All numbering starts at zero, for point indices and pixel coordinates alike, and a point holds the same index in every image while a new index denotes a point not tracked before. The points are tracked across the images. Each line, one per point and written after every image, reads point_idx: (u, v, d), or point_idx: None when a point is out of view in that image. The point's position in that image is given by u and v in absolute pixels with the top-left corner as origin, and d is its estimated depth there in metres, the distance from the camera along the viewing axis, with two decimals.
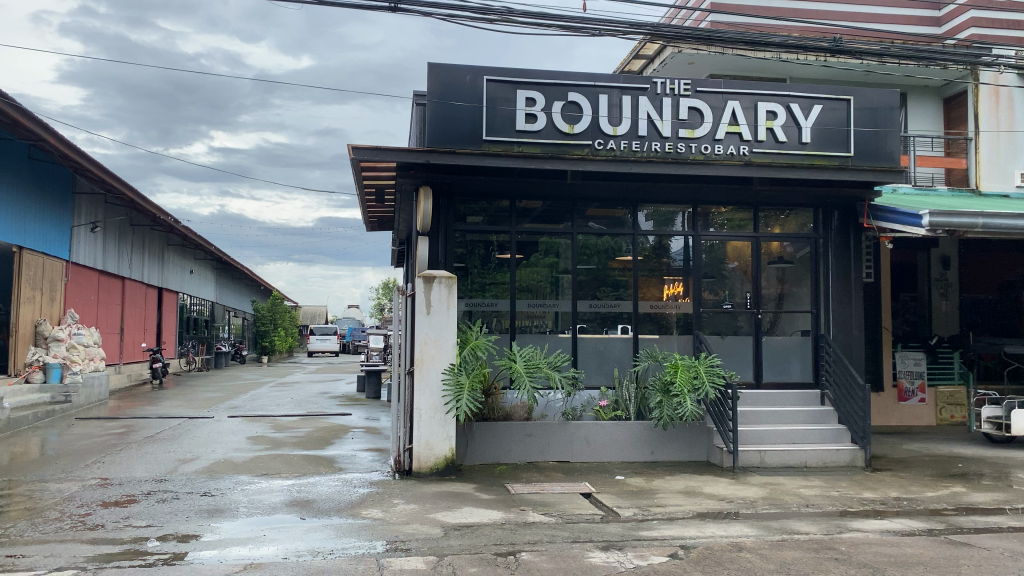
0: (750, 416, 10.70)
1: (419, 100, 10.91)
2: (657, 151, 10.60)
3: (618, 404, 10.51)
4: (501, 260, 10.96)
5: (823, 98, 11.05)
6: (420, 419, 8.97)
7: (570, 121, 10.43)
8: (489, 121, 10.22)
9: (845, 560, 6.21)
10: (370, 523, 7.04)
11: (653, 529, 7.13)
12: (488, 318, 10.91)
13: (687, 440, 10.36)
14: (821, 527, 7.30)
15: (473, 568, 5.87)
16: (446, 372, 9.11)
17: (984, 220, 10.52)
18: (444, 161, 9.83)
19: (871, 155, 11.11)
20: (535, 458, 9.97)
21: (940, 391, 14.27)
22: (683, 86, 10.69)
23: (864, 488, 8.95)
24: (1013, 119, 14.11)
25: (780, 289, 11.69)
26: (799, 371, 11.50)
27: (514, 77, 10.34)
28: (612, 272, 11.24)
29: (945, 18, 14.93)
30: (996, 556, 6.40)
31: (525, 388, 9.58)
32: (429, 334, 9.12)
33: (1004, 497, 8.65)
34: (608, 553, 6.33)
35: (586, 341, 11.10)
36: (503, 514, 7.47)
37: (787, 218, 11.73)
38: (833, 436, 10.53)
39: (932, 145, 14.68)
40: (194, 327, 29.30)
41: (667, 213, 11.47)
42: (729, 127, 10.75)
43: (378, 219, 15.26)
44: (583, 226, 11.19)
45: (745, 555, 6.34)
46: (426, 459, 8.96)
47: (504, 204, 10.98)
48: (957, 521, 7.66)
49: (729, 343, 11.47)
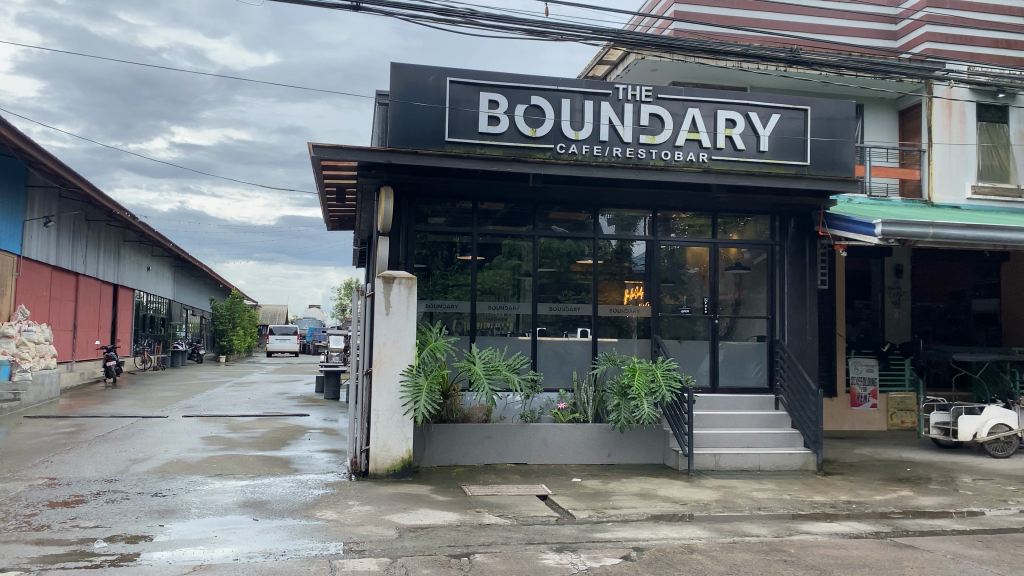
0: (705, 420, 10.85)
1: (381, 99, 10.88)
2: (618, 157, 10.63)
3: (576, 407, 10.58)
4: (463, 262, 10.94)
5: (781, 107, 11.23)
6: (378, 420, 8.92)
7: (532, 124, 10.46)
8: (451, 122, 10.21)
9: (793, 562, 6.32)
10: (324, 525, 6.99)
11: (607, 531, 7.20)
12: (448, 319, 10.87)
13: (643, 443, 10.46)
14: (772, 530, 7.42)
15: (426, 570, 5.87)
16: (404, 373, 9.07)
17: (935, 230, 10.72)
18: (405, 161, 9.83)
19: (827, 164, 11.31)
20: (494, 460, 9.99)
21: (891, 396, 14.49)
22: (644, 93, 10.80)
23: (815, 491, 9.10)
24: (965, 131, 14.50)
25: (737, 295, 11.84)
26: (754, 376, 11.68)
27: (477, 78, 10.35)
28: (574, 275, 11.31)
29: (902, 33, 15.35)
30: (939, 557, 6.58)
31: (483, 389, 9.58)
32: (389, 335, 9.07)
33: (949, 500, 8.87)
34: (562, 555, 6.37)
35: (546, 343, 11.15)
36: (458, 515, 7.48)
37: (745, 225, 11.89)
38: (786, 440, 10.71)
39: (887, 156, 14.95)
40: (150, 325, 28.76)
41: (629, 218, 11.57)
42: (689, 135, 10.89)
43: (340, 219, 15.25)
44: (545, 230, 11.23)
45: (698, 557, 6.42)
46: (384, 460, 8.92)
47: (467, 206, 10.98)
48: (903, 524, 7.83)
49: (686, 347, 11.59)
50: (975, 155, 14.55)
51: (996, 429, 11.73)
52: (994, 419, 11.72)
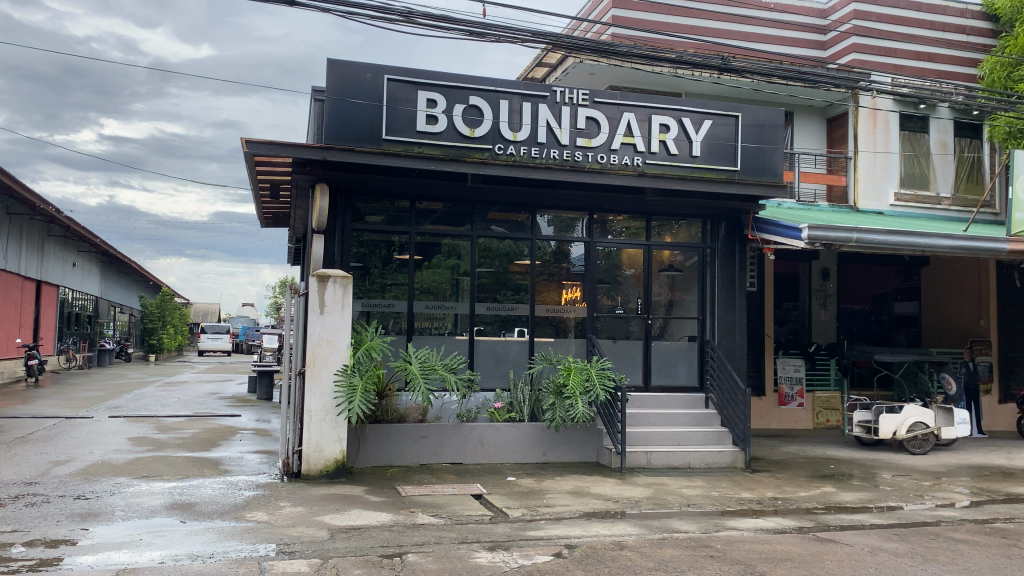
0: (639, 419, 11.02)
1: (318, 95, 10.76)
2: (555, 159, 10.74)
3: (513, 406, 10.65)
4: (400, 261, 10.90)
5: (714, 114, 11.49)
6: (311, 420, 8.83)
7: (471, 124, 10.48)
8: (388, 121, 10.16)
9: (719, 557, 6.49)
10: (254, 527, 6.90)
11: (539, 529, 7.27)
12: (385, 319, 10.81)
13: (577, 441, 10.59)
14: (700, 526, 7.59)
15: (357, 570, 5.85)
16: (339, 373, 9.01)
17: (858, 236, 11.08)
18: (342, 159, 9.78)
19: (757, 170, 11.60)
20: (429, 460, 9.98)
21: (817, 396, 14.94)
22: (581, 96, 10.93)
23: (743, 488, 9.35)
24: (888, 140, 15.08)
25: (670, 296, 12.06)
26: (686, 375, 11.93)
27: (414, 77, 10.31)
28: (513, 275, 11.38)
29: (830, 42, 15.84)
30: (857, 550, 6.83)
31: (419, 389, 9.56)
32: (323, 335, 8.99)
33: (869, 496, 9.21)
34: (494, 553, 6.42)
35: (483, 342, 11.18)
36: (392, 515, 7.46)
37: (678, 228, 12.13)
38: (715, 438, 10.95)
39: (815, 162, 15.45)
40: (76, 323, 27.86)
41: (568, 220, 11.69)
42: (624, 138, 11.06)
43: (274, 217, 15.02)
44: (484, 230, 11.26)
45: (627, 553, 6.53)
46: (316, 461, 8.84)
47: (404, 204, 10.93)
48: (825, 519, 8.11)
49: (621, 347, 11.77)
50: (898, 163, 15.13)
51: (914, 427, 12.25)
52: (912, 418, 12.22)
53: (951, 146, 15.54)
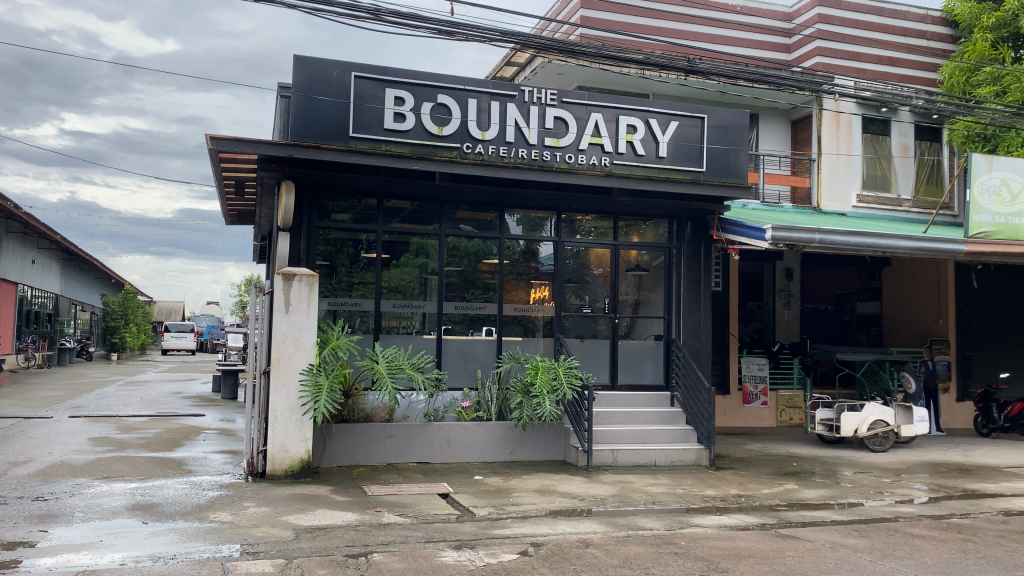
0: (606, 417, 11.09)
1: (284, 92, 10.67)
2: (523, 158, 10.76)
3: (480, 405, 10.67)
4: (368, 259, 10.85)
5: (680, 115, 11.60)
6: (276, 420, 8.76)
7: (439, 123, 10.46)
8: (355, 118, 10.11)
9: (683, 554, 6.55)
10: (217, 527, 6.83)
11: (505, 527, 7.29)
12: (352, 318, 10.75)
13: (544, 440, 10.63)
14: (664, 523, 7.67)
15: (321, 570, 5.82)
16: (304, 372, 8.95)
17: (821, 237, 11.25)
18: (309, 156, 9.71)
19: (722, 171, 11.73)
20: (396, 459, 9.95)
21: (780, 394, 15.12)
22: (549, 95, 10.96)
23: (707, 485, 9.45)
24: (851, 143, 15.33)
25: (637, 296, 12.14)
26: (652, 373, 12.02)
27: (382, 74, 10.27)
28: (481, 274, 11.39)
29: (795, 46, 16.09)
30: (818, 546, 6.94)
31: (386, 388, 9.53)
32: (289, 333, 8.93)
33: (830, 493, 9.37)
34: (460, 552, 6.42)
35: (451, 341, 11.17)
36: (357, 515, 7.43)
37: (645, 228, 12.21)
38: (680, 436, 11.05)
39: (779, 164, 15.62)
40: (35, 321, 27.31)
41: (536, 219, 11.72)
42: (592, 139, 11.12)
43: (238, 214, 14.86)
44: (453, 229, 11.25)
45: (592, 551, 6.57)
46: (281, 461, 8.77)
47: (372, 202, 10.87)
48: (787, 516, 8.22)
49: (589, 346, 11.83)
50: (860, 165, 15.38)
51: (874, 425, 12.44)
52: (873, 416, 12.41)
53: (912, 148, 15.84)
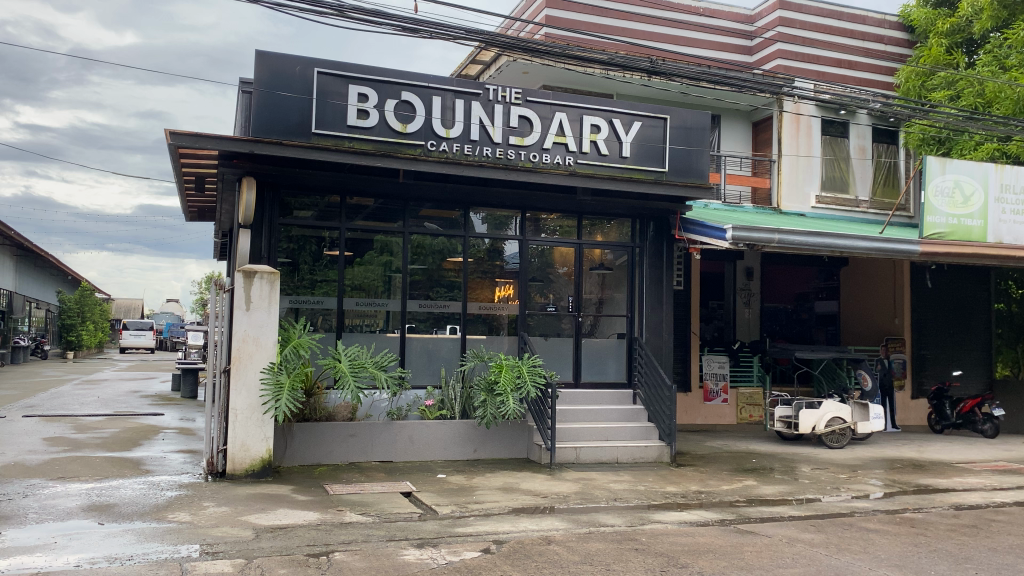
0: (569, 415, 11.15)
1: (245, 87, 10.55)
2: (488, 157, 10.77)
3: (443, 404, 10.66)
4: (330, 257, 10.78)
5: (643, 116, 11.70)
6: (236, 419, 8.67)
7: (403, 120, 10.42)
8: (318, 115, 10.04)
9: (644, 550, 6.62)
10: (176, 527, 6.75)
11: (468, 525, 7.30)
12: (314, 316, 10.67)
13: (507, 438, 10.67)
14: (626, 520, 7.74)
15: (282, 569, 5.78)
16: (265, 371, 8.87)
17: (780, 237, 11.43)
18: (272, 153, 9.63)
19: (684, 171, 11.85)
20: (358, 458, 9.91)
21: (741, 391, 15.32)
22: (513, 94, 10.97)
23: (668, 482, 9.55)
24: (810, 144, 15.58)
25: (601, 294, 12.22)
26: (615, 371, 12.12)
27: (345, 71, 10.20)
28: (446, 273, 11.38)
29: (756, 48, 16.31)
30: (776, 541, 7.07)
31: (348, 387, 9.48)
32: (249, 331, 8.84)
33: (788, 489, 9.53)
34: (422, 550, 6.42)
35: (415, 340, 11.14)
36: (319, 514, 7.38)
37: (609, 227, 12.29)
38: (642, 433, 11.15)
39: (740, 164, 15.84)
40: None
41: (501, 217, 11.74)
42: (556, 138, 11.16)
43: (199, 211, 14.68)
44: (417, 227, 11.23)
45: (554, 548, 6.62)
46: (242, 460, 8.69)
47: (334, 199, 10.80)
48: (746, 511, 8.35)
49: (552, 344, 11.90)
50: (819, 167, 15.64)
51: (832, 422, 12.67)
52: (830, 413, 12.66)
53: (869, 151, 16.15)
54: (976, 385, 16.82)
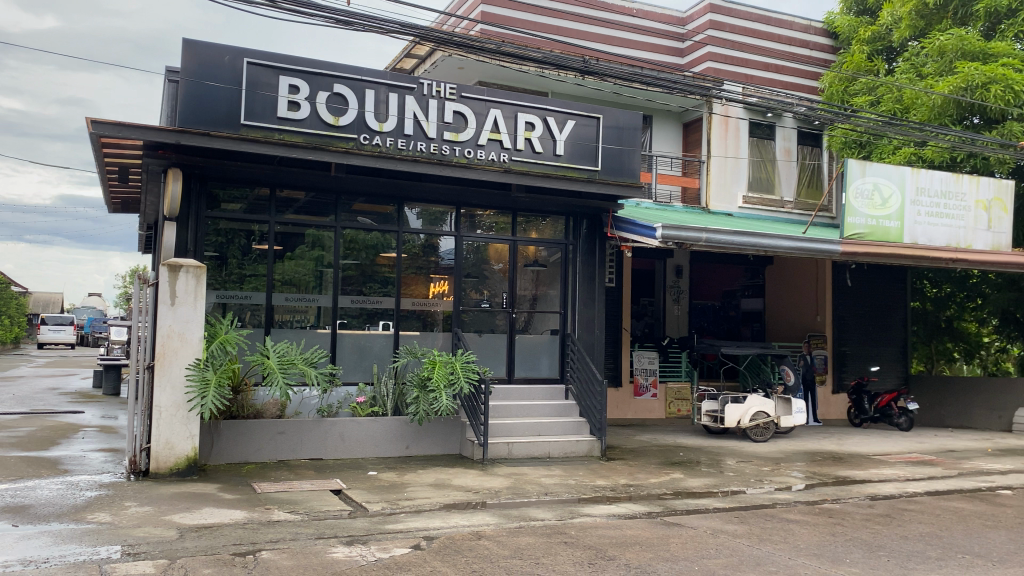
0: (502, 411, 11.20)
1: (172, 76, 10.27)
2: (422, 152, 10.75)
3: (375, 401, 10.61)
4: (260, 251, 10.60)
5: (576, 114, 11.82)
6: (160, 416, 8.47)
7: (335, 113, 10.30)
8: (248, 106, 9.85)
9: (572, 544, 6.72)
10: (96, 528, 6.56)
11: (398, 522, 7.28)
12: (242, 311, 10.46)
13: (440, 435, 10.67)
14: (556, 514, 7.83)
15: (206, 569, 5.68)
16: (191, 367, 8.67)
17: (708, 235, 11.69)
18: (200, 143, 9.41)
19: (617, 170, 12.02)
20: (287, 456, 9.78)
21: (669, 386, 15.65)
22: (448, 89, 10.94)
23: (598, 476, 9.71)
24: (738, 146, 15.96)
25: (535, 291, 12.31)
26: (548, 367, 12.23)
27: (276, 62, 10.03)
28: (380, 268, 11.30)
29: (687, 51, 16.62)
30: (700, 533, 7.25)
31: (277, 384, 9.34)
32: (174, 326, 8.64)
33: (714, 481, 9.78)
34: (352, 548, 6.39)
35: (347, 336, 11.02)
36: (246, 513, 7.27)
37: (543, 224, 12.37)
38: (574, 428, 11.29)
39: (671, 165, 16.12)
40: None
41: (436, 213, 11.71)
42: (491, 134, 11.19)
43: (122, 202, 14.25)
44: (350, 221, 11.11)
45: (484, 543, 6.65)
46: (166, 459, 8.49)
47: (264, 192, 10.62)
48: (673, 504, 8.54)
49: (486, 340, 11.93)
50: (746, 168, 16.05)
51: (756, 416, 13.07)
52: (755, 407, 13.03)
53: (794, 153, 16.63)
54: (892, 381, 17.49)
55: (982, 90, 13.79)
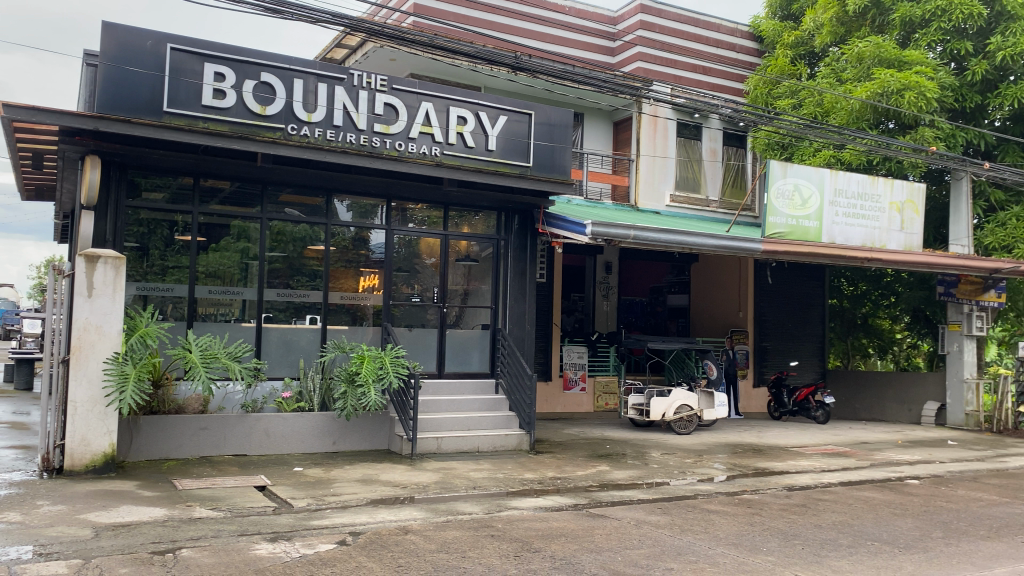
0: (431, 406, 11.18)
1: (90, 59, 9.92)
2: (352, 143, 10.62)
3: (301, 396, 10.47)
4: (182, 242, 10.32)
5: (508, 110, 11.86)
6: (75, 412, 8.20)
7: (262, 102, 10.10)
8: (171, 93, 9.58)
9: (499, 537, 6.76)
10: (5, 528, 6.31)
11: (323, 518, 7.21)
12: (163, 304, 10.19)
13: (368, 430, 10.59)
14: (483, 507, 7.88)
15: (123, 568, 5.52)
16: (109, 361, 8.40)
17: (636, 232, 11.85)
18: (119, 130, 9.12)
19: (548, 166, 12.11)
20: (210, 452, 9.58)
21: (598, 380, 15.89)
22: (379, 81, 10.85)
23: (526, 469, 9.79)
24: (666, 145, 16.26)
25: (466, 286, 12.30)
26: (478, 362, 12.26)
27: (201, 48, 9.78)
28: (308, 261, 11.14)
29: (618, 50, 16.85)
30: (624, 524, 7.39)
31: (199, 378, 9.14)
32: (91, 319, 8.35)
33: (639, 473, 9.98)
34: (275, 544, 6.30)
35: (272, 330, 10.84)
36: (165, 511, 7.09)
37: (475, 219, 12.40)
38: (503, 422, 11.35)
39: (602, 163, 16.35)
40: None
41: (366, 206, 11.61)
42: (422, 128, 11.13)
43: (36, 189, 13.69)
44: (276, 213, 10.94)
45: (411, 537, 6.65)
46: (81, 456, 8.21)
47: (187, 181, 10.36)
48: (598, 496, 8.68)
49: (416, 335, 11.88)
50: (674, 167, 16.36)
51: (680, 409, 13.34)
52: (679, 401, 13.32)
53: (720, 153, 17.04)
54: (810, 375, 18.12)
55: (897, 96, 14.31)
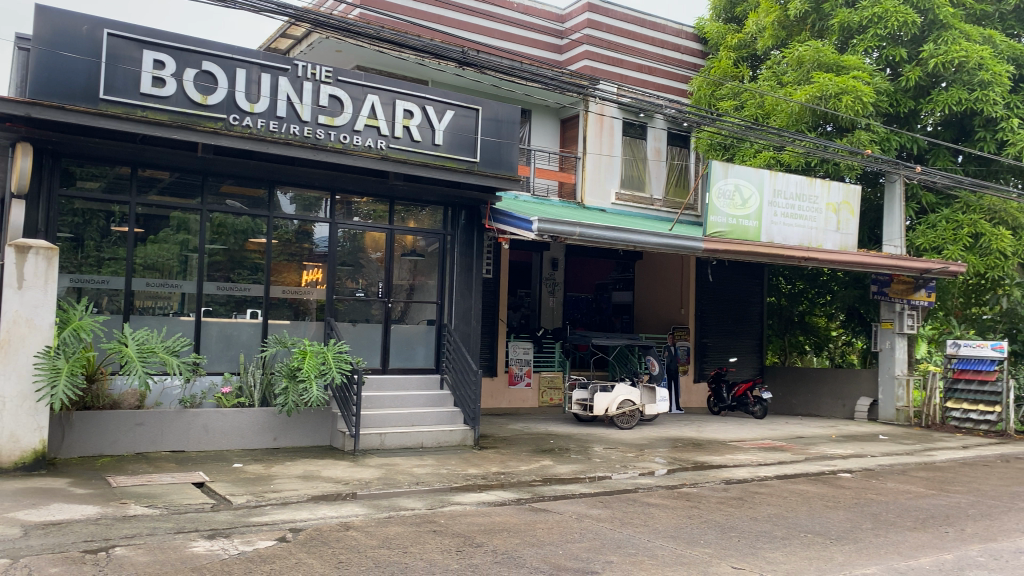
0: (374, 402, 11.12)
1: (23, 43, 9.59)
2: (295, 135, 10.46)
3: (242, 391, 10.29)
4: (119, 233, 10.06)
5: (455, 105, 11.83)
6: (4, 407, 7.95)
7: (203, 91, 9.89)
8: (107, 80, 9.32)
9: (441, 532, 6.77)
10: None
11: (263, 514, 7.12)
12: (98, 297, 9.93)
13: (311, 427, 10.48)
14: (426, 503, 7.87)
15: (53, 568, 5.37)
16: (40, 355, 8.16)
17: (581, 230, 11.91)
18: (53, 117, 8.85)
19: (494, 162, 12.12)
20: (146, 449, 9.37)
21: (543, 376, 15.98)
22: (324, 73, 10.71)
23: (470, 464, 9.81)
24: (612, 144, 16.43)
25: (412, 281, 12.25)
26: (423, 358, 12.21)
27: (140, 34, 9.53)
28: (249, 255, 10.96)
29: (565, 48, 16.97)
30: (566, 518, 7.46)
31: (135, 372, 8.93)
32: (21, 311, 8.11)
33: (581, 468, 10.07)
34: (213, 542, 6.20)
35: (212, 324, 10.64)
36: (98, 509, 6.91)
37: (421, 214, 12.35)
38: (448, 418, 11.33)
39: (549, 159, 16.36)
40: None
41: (310, 199, 11.46)
42: (368, 120, 11.03)
43: None
44: (217, 204, 10.73)
45: (352, 533, 6.61)
46: (9, 453, 7.95)
47: (124, 171, 10.08)
48: (541, 490, 8.74)
49: (360, 330, 11.79)
50: (619, 166, 16.53)
51: (623, 404, 13.53)
52: (622, 396, 13.52)
53: (664, 153, 17.27)
54: (749, 371, 18.50)
55: (835, 100, 14.69)
